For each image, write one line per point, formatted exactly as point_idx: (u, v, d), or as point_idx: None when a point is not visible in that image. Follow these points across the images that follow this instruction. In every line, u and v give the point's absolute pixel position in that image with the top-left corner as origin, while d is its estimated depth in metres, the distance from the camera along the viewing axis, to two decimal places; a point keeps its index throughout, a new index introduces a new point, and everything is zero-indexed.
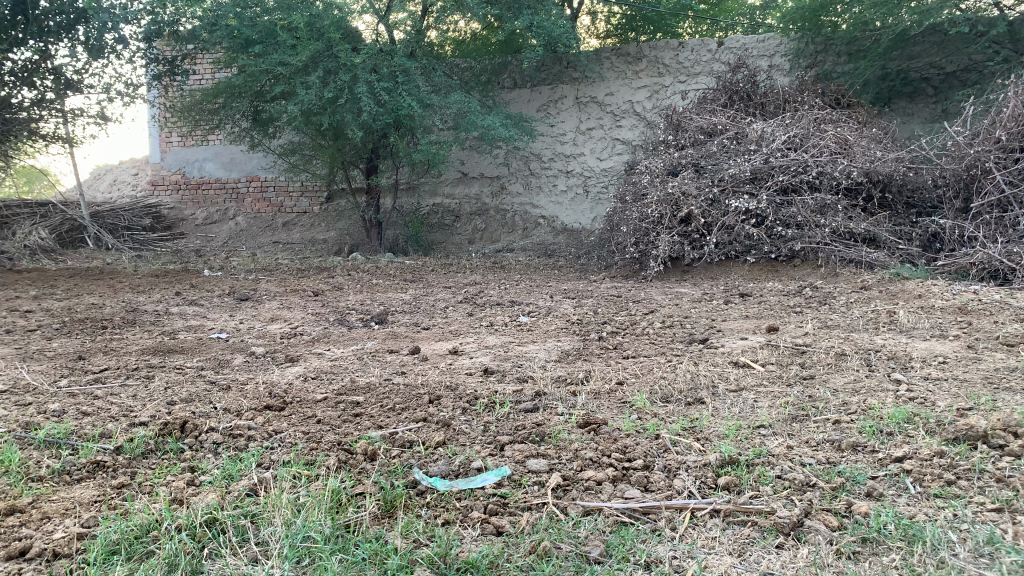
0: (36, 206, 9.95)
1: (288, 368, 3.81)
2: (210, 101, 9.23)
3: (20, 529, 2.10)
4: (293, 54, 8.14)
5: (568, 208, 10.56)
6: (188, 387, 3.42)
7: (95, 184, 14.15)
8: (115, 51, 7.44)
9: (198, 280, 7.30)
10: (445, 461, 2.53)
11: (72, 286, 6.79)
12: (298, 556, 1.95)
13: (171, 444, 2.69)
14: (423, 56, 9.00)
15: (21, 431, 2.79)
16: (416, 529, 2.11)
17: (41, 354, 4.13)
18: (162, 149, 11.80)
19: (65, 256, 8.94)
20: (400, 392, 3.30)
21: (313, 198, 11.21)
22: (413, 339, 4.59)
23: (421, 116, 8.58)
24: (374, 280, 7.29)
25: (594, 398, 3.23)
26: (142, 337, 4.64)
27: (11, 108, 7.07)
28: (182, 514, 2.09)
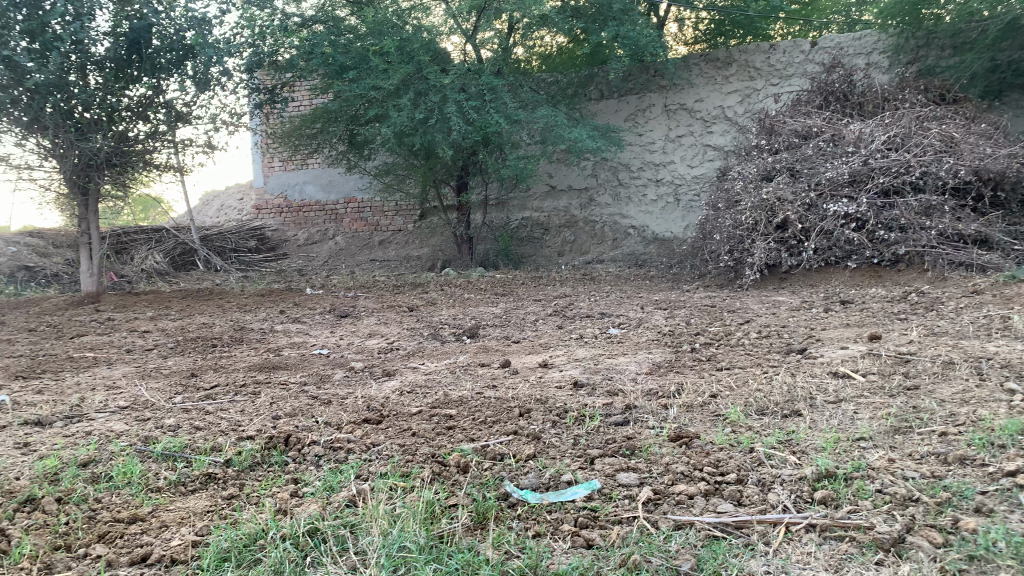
0: (151, 232, 10.58)
1: (384, 382, 3.94)
2: (309, 127, 9.64)
3: (142, 536, 2.25)
4: (385, 78, 8.42)
5: (659, 217, 10.46)
6: (292, 402, 3.58)
7: (205, 209, 14.93)
8: (220, 83, 7.87)
9: (301, 299, 7.60)
10: (535, 474, 2.57)
11: (184, 307, 7.21)
12: (394, 565, 2.02)
13: (276, 457, 2.82)
14: (510, 72, 9.14)
15: (141, 444, 2.99)
16: (508, 541, 2.16)
17: (158, 372, 4.40)
18: (265, 174, 12.37)
19: (178, 279, 9.49)
20: (491, 405, 3.36)
21: (407, 216, 11.51)
22: (504, 353, 4.65)
23: (510, 132, 8.69)
24: (467, 295, 7.41)
25: (686, 412, 3.19)
26: (249, 354, 4.88)
27: (128, 141, 7.57)
28: (287, 524, 2.20)
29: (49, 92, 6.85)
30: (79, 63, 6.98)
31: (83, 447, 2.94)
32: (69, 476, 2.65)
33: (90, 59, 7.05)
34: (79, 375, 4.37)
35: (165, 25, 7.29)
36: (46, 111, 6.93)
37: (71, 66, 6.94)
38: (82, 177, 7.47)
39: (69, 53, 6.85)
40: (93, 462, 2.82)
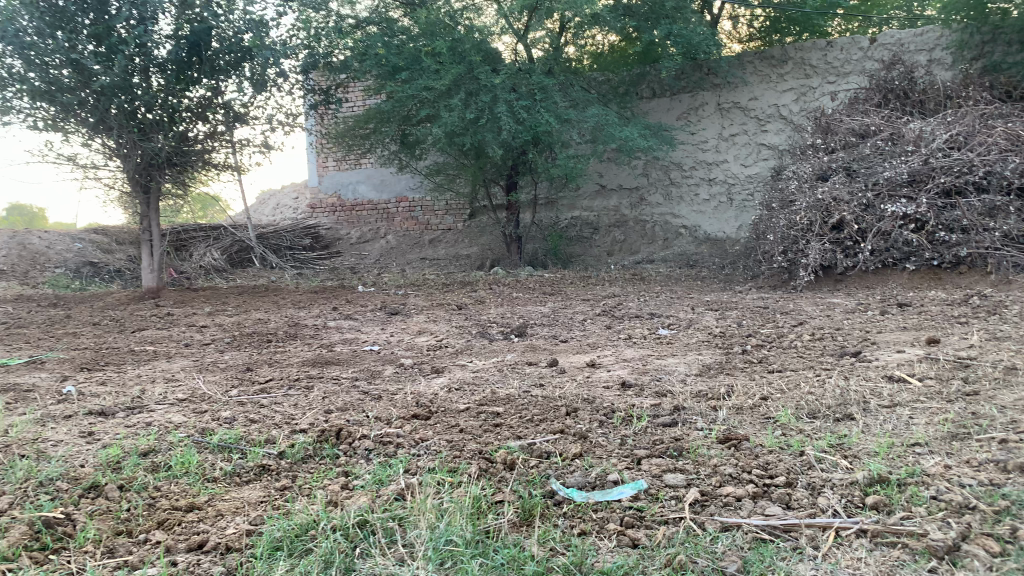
0: (210, 230, 10.86)
1: (433, 379, 3.99)
2: (362, 127, 9.78)
3: (199, 524, 2.32)
4: (436, 78, 8.50)
5: (712, 217, 10.34)
6: (344, 396, 3.65)
7: (261, 207, 15.27)
8: (276, 85, 8.03)
9: (353, 296, 7.72)
10: (582, 473, 2.57)
11: (241, 303, 7.38)
12: (441, 558, 2.05)
13: (327, 450, 2.89)
14: (561, 72, 9.14)
15: (198, 435, 3.09)
16: (553, 538, 2.17)
17: (215, 365, 4.53)
18: (319, 173, 12.60)
19: (235, 275, 9.72)
20: (538, 404, 3.37)
21: (457, 214, 11.59)
22: (552, 352, 4.66)
23: (560, 131, 8.68)
24: (515, 294, 7.44)
25: (735, 414, 3.16)
26: (302, 349, 4.99)
27: (188, 141, 7.78)
28: (338, 516, 2.25)
29: (113, 93, 7.08)
30: (142, 65, 7.20)
31: (143, 437, 3.05)
32: (131, 464, 2.75)
33: (153, 62, 7.27)
34: (141, 368, 4.52)
35: (224, 28, 7.46)
36: (111, 112, 7.17)
37: (135, 68, 7.16)
38: (144, 176, 7.72)
39: (133, 56, 7.07)
40: (153, 452, 2.92)
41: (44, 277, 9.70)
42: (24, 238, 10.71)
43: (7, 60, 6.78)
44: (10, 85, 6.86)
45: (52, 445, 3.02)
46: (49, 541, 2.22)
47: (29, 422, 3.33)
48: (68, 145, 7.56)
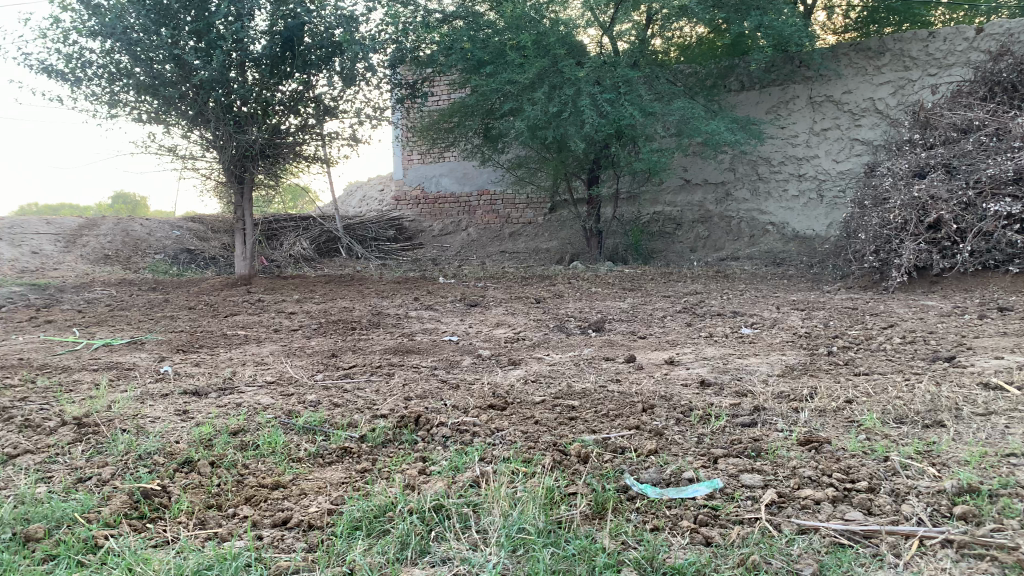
0: (300, 220, 11.22)
1: (510, 371, 4.03)
2: (446, 121, 10.00)
3: (284, 501, 2.42)
4: (521, 72, 8.55)
5: (800, 213, 10.04)
6: (423, 384, 3.73)
7: (348, 199, 15.67)
8: (365, 79, 8.19)
9: (435, 287, 7.84)
10: (656, 469, 2.56)
11: (327, 292, 7.61)
12: (514, 545, 2.09)
13: (406, 436, 2.96)
14: (647, 65, 9.05)
15: (285, 417, 3.22)
16: (625, 532, 2.17)
17: (302, 351, 4.70)
18: (404, 166, 12.88)
19: (323, 265, 10.02)
20: (614, 399, 3.37)
21: (538, 208, 11.63)
22: (630, 348, 4.63)
23: (643, 124, 8.58)
24: (594, 289, 7.42)
25: (817, 416, 3.09)
26: (385, 338, 5.12)
27: (281, 134, 8.07)
28: (414, 499, 2.31)
29: (212, 87, 7.40)
30: (239, 60, 7.42)
31: (233, 417, 3.20)
32: (221, 442, 2.89)
33: (248, 57, 7.51)
34: (233, 351, 4.73)
35: (315, 23, 7.65)
36: (209, 105, 7.49)
37: (232, 63, 7.43)
38: (238, 167, 8.09)
39: (231, 51, 7.31)
40: (243, 431, 3.06)
41: (145, 263, 10.22)
42: (128, 226, 11.31)
43: (115, 56, 7.16)
44: (118, 79, 7.26)
45: (150, 421, 3.20)
46: (146, 511, 2.35)
47: (130, 399, 3.53)
48: (169, 137, 7.94)
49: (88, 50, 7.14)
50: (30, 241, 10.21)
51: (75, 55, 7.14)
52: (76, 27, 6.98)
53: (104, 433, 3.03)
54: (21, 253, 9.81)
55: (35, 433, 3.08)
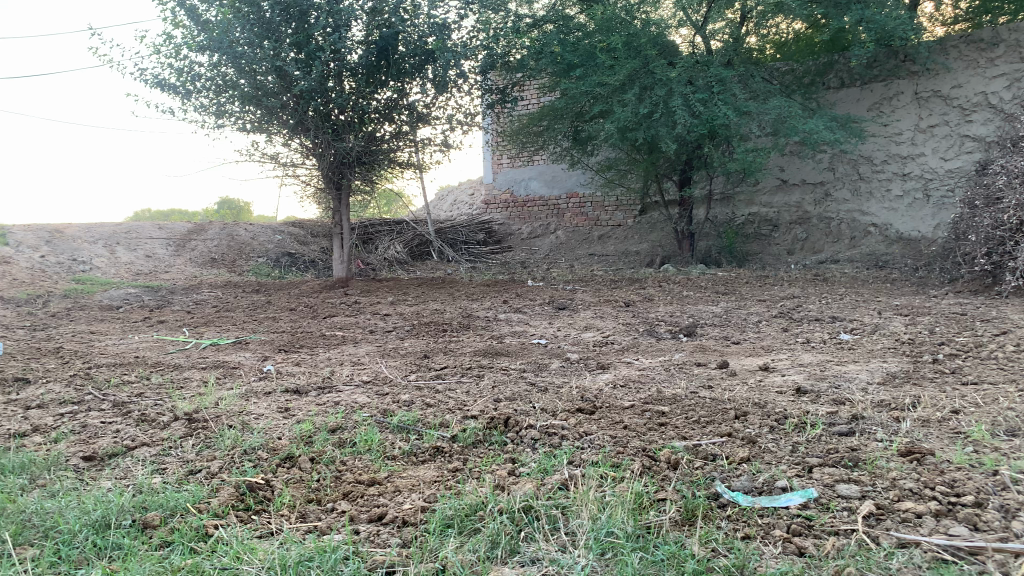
0: (393, 224, 11.51)
1: (599, 374, 4.03)
2: (536, 124, 10.09)
3: (379, 498, 2.50)
4: (611, 74, 8.54)
5: (905, 214, 9.62)
6: (513, 387, 3.78)
7: (439, 204, 15.97)
8: (456, 85, 8.33)
9: (524, 290, 7.90)
10: (748, 477, 2.52)
11: (420, 294, 7.77)
12: (602, 548, 2.10)
13: (496, 437, 3.01)
14: (741, 63, 8.88)
15: (380, 416, 3.33)
16: (715, 540, 2.15)
17: (396, 351, 4.83)
18: (494, 170, 13.06)
19: (415, 268, 10.24)
20: (706, 406, 3.33)
21: (628, 211, 11.56)
22: (723, 354, 4.56)
23: (737, 124, 8.39)
24: (686, 292, 7.31)
25: (920, 426, 2.97)
26: (475, 340, 5.20)
27: (377, 140, 8.37)
28: (504, 500, 2.35)
29: (311, 97, 7.66)
30: (337, 71, 7.67)
31: (332, 415, 3.32)
32: (320, 439, 3.01)
33: (346, 67, 7.75)
34: (331, 351, 4.91)
35: (409, 32, 7.82)
36: (308, 114, 7.80)
37: (331, 73, 7.70)
38: (337, 174, 8.46)
39: (329, 62, 7.54)
40: (340, 428, 3.19)
41: (249, 266, 10.69)
42: (233, 230, 11.86)
43: (222, 69, 7.48)
44: (224, 90, 7.61)
45: (255, 418, 3.36)
46: (251, 503, 2.48)
47: (236, 396, 3.72)
48: (271, 145, 8.30)
49: (198, 63, 7.52)
50: (144, 246, 10.84)
51: (186, 68, 7.53)
52: (187, 42, 7.35)
53: (213, 428, 3.20)
54: (137, 257, 10.43)
55: (151, 427, 3.29)
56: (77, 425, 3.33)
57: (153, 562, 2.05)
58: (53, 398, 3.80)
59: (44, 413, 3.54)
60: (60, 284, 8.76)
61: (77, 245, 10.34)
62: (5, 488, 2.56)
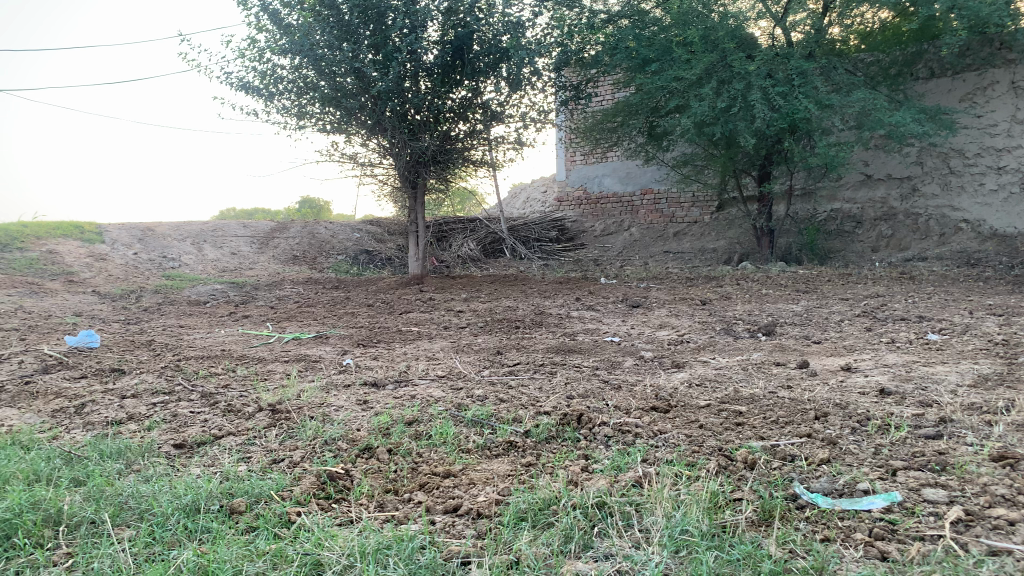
0: (467, 222, 11.63)
1: (674, 373, 3.99)
2: (610, 120, 10.06)
3: (455, 490, 2.55)
4: (687, 68, 8.43)
5: (999, 209, 9.18)
6: (586, 384, 3.78)
7: (512, 202, 16.04)
8: (531, 83, 8.34)
9: (597, 288, 7.87)
10: (828, 479, 2.46)
11: (493, 291, 7.83)
12: (676, 546, 2.09)
13: (569, 433, 3.02)
14: (823, 55, 8.64)
15: (454, 410, 3.38)
16: (794, 541, 2.10)
17: (469, 347, 4.89)
18: (567, 167, 13.05)
19: (488, 265, 10.33)
20: (784, 406, 3.26)
21: (704, 207, 11.39)
22: (803, 353, 4.46)
23: (819, 118, 8.15)
24: (765, 290, 7.15)
25: (1014, 431, 2.84)
26: (548, 337, 5.21)
27: (452, 140, 8.48)
28: (578, 495, 2.37)
29: (389, 98, 7.80)
30: (413, 70, 7.82)
31: (408, 408, 3.40)
32: (398, 431, 3.08)
33: (421, 68, 7.88)
34: (406, 346, 5.01)
35: (484, 31, 7.88)
36: (386, 114, 7.97)
37: (407, 74, 7.83)
38: (412, 173, 8.65)
39: (406, 63, 7.66)
40: (416, 421, 3.25)
41: (329, 263, 10.97)
42: (313, 229, 12.20)
43: (303, 71, 7.67)
44: (306, 92, 7.82)
45: (335, 409, 3.47)
46: (332, 492, 2.56)
47: (316, 388, 3.83)
48: (350, 145, 8.51)
49: (280, 66, 7.76)
50: (230, 243, 11.26)
51: (269, 71, 7.77)
52: (270, 46, 7.59)
53: (295, 419, 3.31)
54: (223, 254, 10.85)
55: (237, 417, 3.43)
56: (168, 414, 3.49)
57: (240, 545, 2.14)
58: (147, 388, 4.00)
59: (138, 402, 3.73)
60: (153, 279, 9.19)
61: (167, 242, 10.82)
62: (103, 472, 2.71)
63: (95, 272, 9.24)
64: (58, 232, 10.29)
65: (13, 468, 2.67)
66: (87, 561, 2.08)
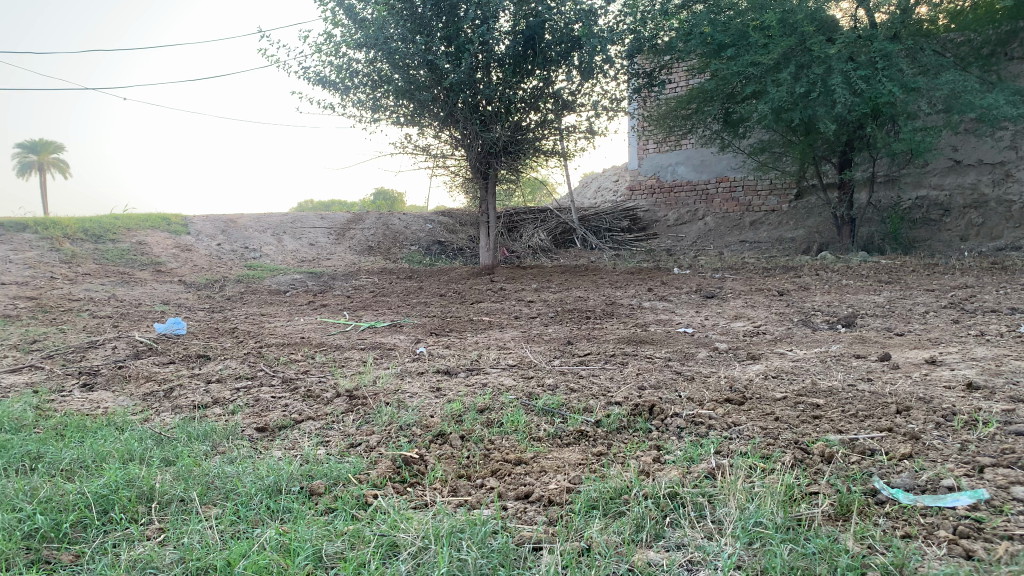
0: (538, 212, 11.65)
1: (749, 365, 3.93)
2: (684, 107, 9.93)
3: (526, 477, 2.57)
4: (765, 52, 8.23)
5: None
6: (658, 375, 3.76)
7: (584, 191, 16.02)
8: (603, 72, 8.26)
9: (669, 278, 7.79)
10: (910, 474, 2.39)
11: (564, 281, 7.84)
12: (750, 538, 2.07)
13: (640, 423, 3.01)
14: (908, 36, 8.31)
15: (525, 399, 3.40)
16: (872, 536, 2.05)
17: (540, 337, 4.92)
18: (639, 156, 12.92)
19: (559, 255, 10.34)
20: (865, 399, 3.17)
21: (782, 195, 11.13)
22: (885, 346, 4.32)
23: (904, 101, 7.84)
24: (845, 281, 6.93)
25: None
26: (619, 327, 5.19)
27: (523, 130, 8.49)
28: (649, 485, 2.36)
29: (460, 89, 7.87)
30: (486, 61, 7.88)
31: (480, 396, 3.45)
32: (470, 418, 3.13)
33: (493, 58, 7.92)
34: (478, 335, 5.07)
35: (556, 20, 7.85)
36: (458, 106, 8.04)
37: (479, 65, 7.89)
38: (484, 164, 8.73)
39: (478, 53, 7.72)
40: (488, 409, 3.29)
41: (402, 253, 11.16)
42: (387, 220, 12.42)
43: (378, 64, 7.82)
44: (380, 86, 7.98)
45: (409, 396, 3.54)
46: (407, 475, 2.62)
47: (391, 375, 3.93)
48: (422, 137, 8.64)
49: (356, 60, 7.91)
50: (308, 235, 11.56)
51: (345, 66, 7.94)
52: (346, 40, 7.75)
53: (371, 405, 3.40)
54: (301, 244, 11.15)
55: (316, 402, 3.53)
56: (251, 398, 3.63)
57: (320, 525, 2.22)
58: (230, 373, 4.16)
59: (223, 387, 3.89)
60: (235, 269, 9.53)
61: (249, 234, 11.19)
62: (192, 453, 2.83)
63: (181, 262, 9.63)
64: (147, 223, 10.76)
65: (110, 447, 2.83)
66: (177, 536, 2.18)
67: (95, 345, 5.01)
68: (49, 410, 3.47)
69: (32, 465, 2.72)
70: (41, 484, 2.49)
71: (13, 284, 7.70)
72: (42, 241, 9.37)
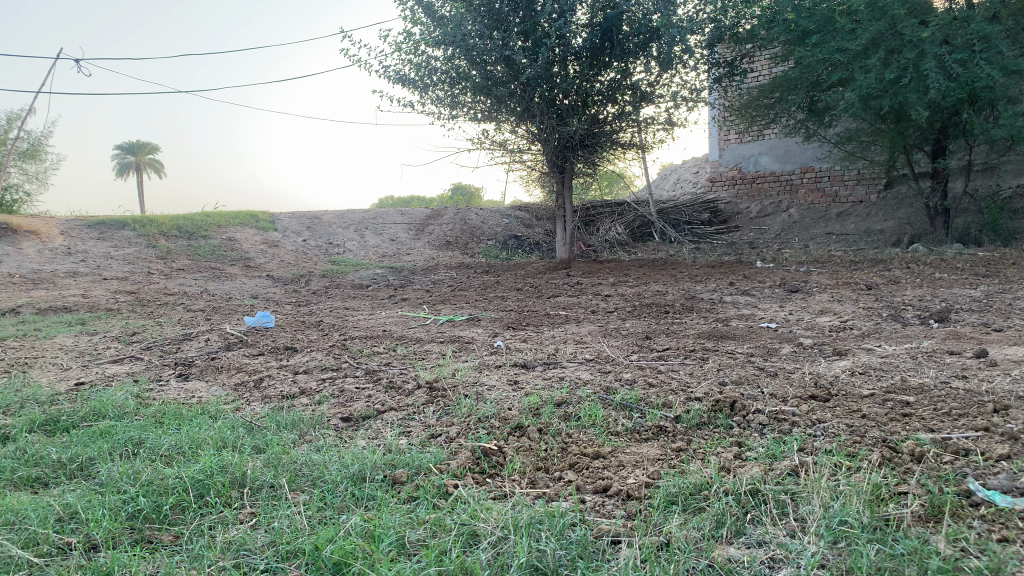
0: (616, 206, 11.56)
1: (835, 361, 3.82)
2: (767, 96, 9.69)
3: (604, 470, 2.58)
4: (852, 38, 7.96)
5: None
6: (739, 370, 3.69)
7: (662, 184, 15.83)
8: (682, 62, 8.09)
9: (751, 272, 7.61)
10: (1007, 476, 2.29)
11: (641, 275, 7.77)
12: (835, 536, 2.02)
13: (721, 419, 2.97)
14: (1009, 16, 7.88)
15: (603, 393, 3.40)
16: (966, 539, 1.97)
17: (618, 331, 4.90)
18: (720, 147, 12.66)
19: (636, 249, 10.25)
20: (959, 397, 3.04)
21: (870, 185, 10.75)
22: (981, 342, 4.12)
23: (1004, 85, 7.44)
24: (938, 274, 6.64)
25: None
26: (699, 322, 5.12)
27: (600, 122, 8.46)
28: (730, 481, 2.34)
29: (537, 84, 7.88)
30: (562, 55, 7.86)
31: (558, 390, 3.46)
32: (548, 412, 3.15)
33: (570, 51, 7.88)
34: (555, 329, 5.08)
35: (634, 10, 7.72)
36: (534, 101, 8.05)
37: (556, 59, 7.86)
38: (560, 158, 8.75)
39: (555, 47, 7.70)
40: (566, 402, 3.31)
41: (480, 248, 11.27)
42: (465, 215, 12.56)
43: (456, 62, 7.92)
44: (458, 82, 8.08)
45: (488, 389, 3.59)
46: (485, 467, 2.66)
47: (469, 368, 3.98)
48: (500, 133, 8.68)
49: (434, 58, 8.02)
50: (388, 230, 11.80)
51: (424, 64, 8.06)
52: (424, 38, 7.87)
53: (450, 397, 3.46)
54: (382, 240, 11.39)
55: (398, 393, 3.62)
56: (336, 389, 3.75)
57: (401, 513, 2.28)
58: (316, 365, 4.30)
59: (310, 378, 4.03)
60: (320, 264, 9.81)
61: (332, 229, 11.50)
62: (280, 441, 2.95)
63: (268, 258, 9.98)
64: (236, 220, 11.18)
65: (205, 435, 2.96)
66: (268, 520, 2.28)
67: (190, 337, 5.24)
68: (149, 398, 3.67)
69: (134, 450, 2.88)
70: (142, 468, 2.63)
71: (115, 279, 8.13)
72: (140, 238, 9.85)
